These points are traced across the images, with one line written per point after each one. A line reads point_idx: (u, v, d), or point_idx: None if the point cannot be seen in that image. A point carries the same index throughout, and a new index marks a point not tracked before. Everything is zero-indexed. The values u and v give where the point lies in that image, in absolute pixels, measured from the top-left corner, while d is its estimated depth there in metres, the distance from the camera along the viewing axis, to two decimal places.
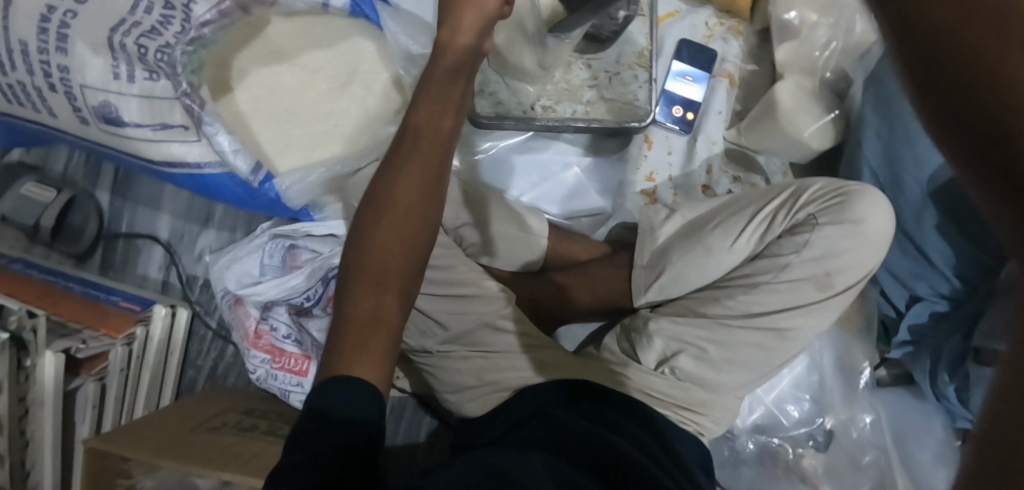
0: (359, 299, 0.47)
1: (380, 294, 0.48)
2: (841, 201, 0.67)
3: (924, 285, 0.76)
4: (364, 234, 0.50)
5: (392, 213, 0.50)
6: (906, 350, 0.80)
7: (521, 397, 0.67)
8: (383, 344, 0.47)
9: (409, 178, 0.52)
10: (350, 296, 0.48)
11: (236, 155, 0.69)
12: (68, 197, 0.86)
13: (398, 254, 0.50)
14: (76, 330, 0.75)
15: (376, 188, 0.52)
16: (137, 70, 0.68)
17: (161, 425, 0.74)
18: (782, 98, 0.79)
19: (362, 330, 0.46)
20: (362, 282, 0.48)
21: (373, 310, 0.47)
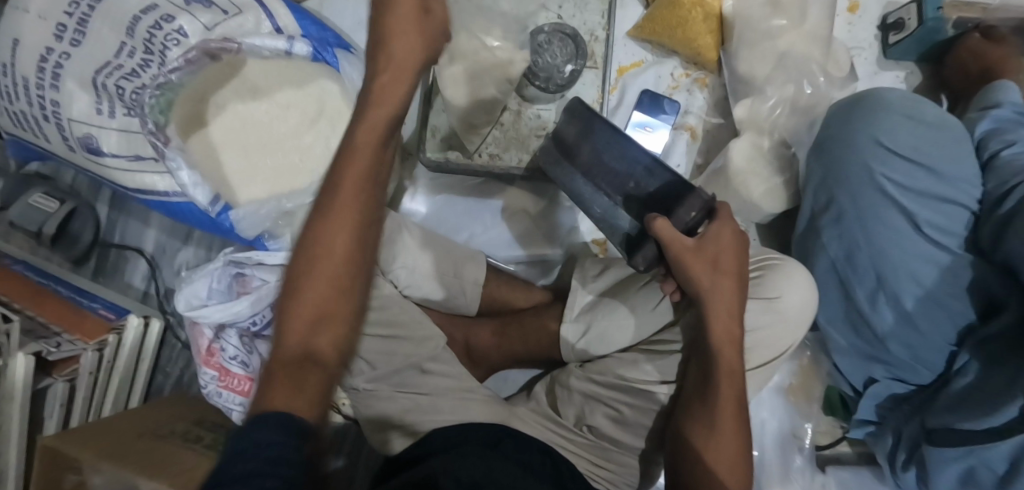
0: (295, 336, 0.47)
1: (311, 329, 0.47)
2: (758, 277, 0.63)
3: (882, 368, 0.70)
4: (300, 266, 0.49)
5: (332, 242, 0.48)
6: (868, 430, 0.73)
7: (427, 438, 0.67)
8: (315, 380, 0.46)
9: (348, 207, 0.48)
10: (286, 329, 0.47)
11: (196, 188, 0.76)
12: (69, 208, 0.94)
13: (339, 287, 0.48)
14: (54, 332, 0.82)
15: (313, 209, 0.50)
16: (117, 106, 0.76)
17: (115, 428, 0.81)
18: (734, 157, 0.77)
19: (298, 365, 0.46)
20: (299, 316, 0.47)
21: (306, 348, 0.47)
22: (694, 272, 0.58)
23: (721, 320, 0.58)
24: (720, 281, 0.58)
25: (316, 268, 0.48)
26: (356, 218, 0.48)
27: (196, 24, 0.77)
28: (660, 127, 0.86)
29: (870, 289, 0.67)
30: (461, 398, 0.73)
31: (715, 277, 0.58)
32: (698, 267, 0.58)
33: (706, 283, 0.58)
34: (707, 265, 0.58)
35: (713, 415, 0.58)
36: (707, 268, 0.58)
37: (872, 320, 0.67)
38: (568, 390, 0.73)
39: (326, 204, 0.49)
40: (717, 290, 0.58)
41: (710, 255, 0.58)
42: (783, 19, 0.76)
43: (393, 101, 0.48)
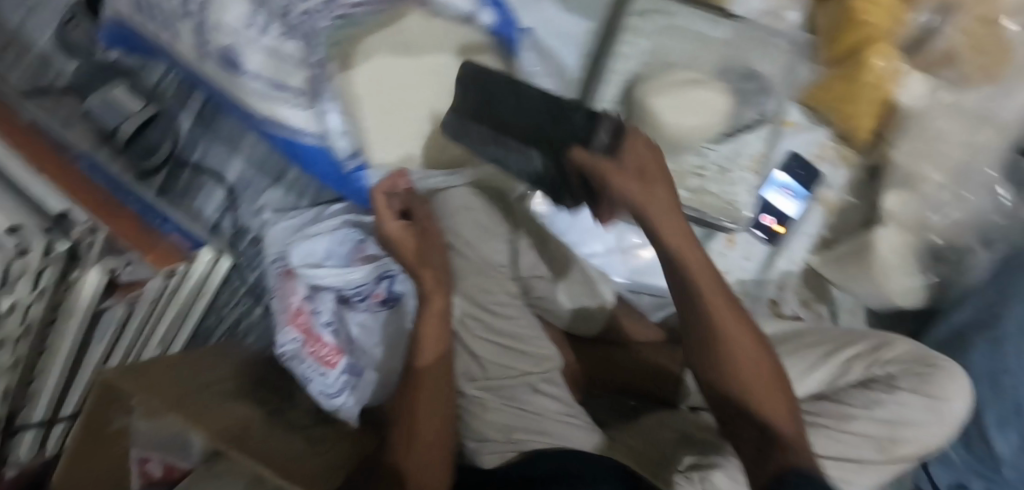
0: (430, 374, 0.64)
1: (435, 359, 0.65)
2: (926, 372, 0.62)
3: (980, 483, 0.72)
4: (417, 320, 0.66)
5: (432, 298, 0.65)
6: None
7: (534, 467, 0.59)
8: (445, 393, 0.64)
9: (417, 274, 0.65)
10: (418, 361, 0.65)
11: (340, 137, 0.71)
12: (152, 112, 0.86)
13: (442, 317, 0.66)
14: (123, 250, 0.73)
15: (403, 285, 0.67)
16: (274, 27, 0.67)
17: (170, 377, 0.70)
18: (880, 244, 0.77)
19: (432, 377, 0.64)
20: (428, 344, 0.65)
21: (433, 362, 0.65)
22: (627, 188, 0.43)
23: (689, 258, 0.47)
24: (659, 186, 0.45)
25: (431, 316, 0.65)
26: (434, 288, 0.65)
27: None
28: (800, 194, 0.84)
29: (1003, 412, 0.68)
30: (568, 420, 0.68)
31: (657, 204, 0.44)
32: (618, 177, 0.43)
33: (666, 222, 0.45)
34: (645, 185, 0.44)
35: (720, 377, 0.50)
36: (649, 183, 0.44)
37: (993, 440, 0.68)
38: (679, 431, 0.68)
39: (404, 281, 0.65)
40: (699, 262, 0.48)
41: (641, 174, 0.44)
42: (958, 124, 0.76)
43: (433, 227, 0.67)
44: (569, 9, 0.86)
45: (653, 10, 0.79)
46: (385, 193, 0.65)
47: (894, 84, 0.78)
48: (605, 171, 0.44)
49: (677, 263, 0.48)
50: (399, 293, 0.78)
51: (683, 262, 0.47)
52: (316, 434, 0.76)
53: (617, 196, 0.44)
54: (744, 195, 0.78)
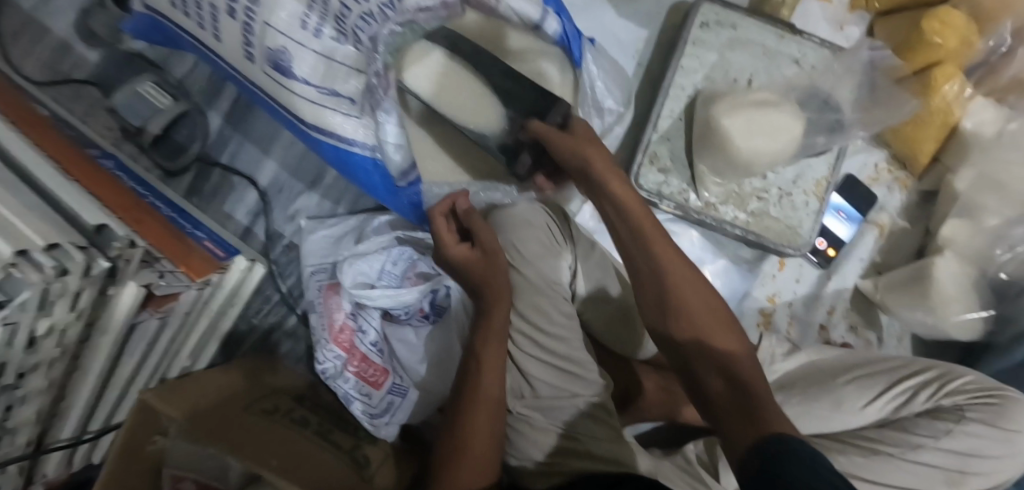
0: (482, 409, 0.60)
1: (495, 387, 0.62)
2: (992, 405, 0.61)
3: None
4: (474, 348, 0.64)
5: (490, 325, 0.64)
6: None
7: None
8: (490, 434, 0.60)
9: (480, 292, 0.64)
10: (474, 392, 0.61)
11: (394, 149, 0.68)
12: (181, 109, 0.80)
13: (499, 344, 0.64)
14: (157, 259, 0.68)
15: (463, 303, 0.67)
16: (327, 27, 0.62)
17: (206, 391, 0.69)
18: (940, 275, 0.75)
19: (491, 407, 0.61)
20: (488, 373, 0.62)
21: (493, 391, 0.62)
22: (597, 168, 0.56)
23: (675, 269, 0.50)
24: (614, 180, 0.55)
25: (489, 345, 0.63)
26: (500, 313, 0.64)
27: None
28: (855, 218, 0.82)
29: None
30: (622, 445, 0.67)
31: (632, 208, 0.54)
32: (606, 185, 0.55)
33: (652, 236, 0.52)
34: (613, 178, 0.55)
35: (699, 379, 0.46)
36: (622, 188, 0.55)
37: None
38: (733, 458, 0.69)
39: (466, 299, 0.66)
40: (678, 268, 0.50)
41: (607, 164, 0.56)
42: None
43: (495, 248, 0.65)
44: (624, 16, 0.83)
45: (717, 22, 0.76)
46: (445, 216, 0.67)
47: (961, 110, 0.76)
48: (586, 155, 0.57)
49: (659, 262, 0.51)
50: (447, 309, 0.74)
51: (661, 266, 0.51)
52: (361, 457, 0.72)
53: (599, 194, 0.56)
54: (808, 220, 0.74)
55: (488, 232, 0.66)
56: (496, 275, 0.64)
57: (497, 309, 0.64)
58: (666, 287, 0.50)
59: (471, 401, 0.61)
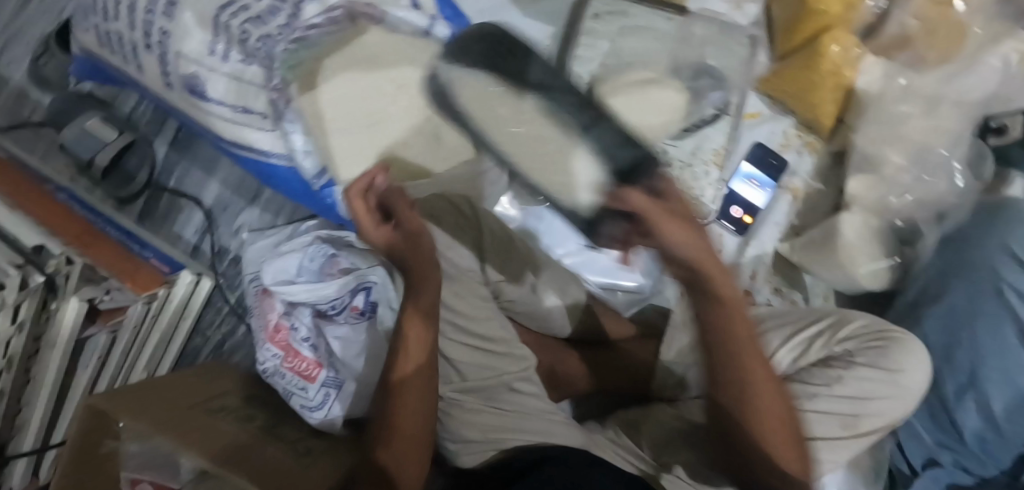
0: (411, 370, 0.62)
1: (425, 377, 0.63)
2: (882, 346, 0.63)
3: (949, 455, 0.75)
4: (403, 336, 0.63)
5: (423, 310, 0.62)
6: None
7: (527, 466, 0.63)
8: (420, 392, 0.63)
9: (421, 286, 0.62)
10: (404, 392, 0.62)
11: (305, 156, 0.72)
12: (128, 140, 0.86)
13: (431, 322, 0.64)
14: (103, 278, 0.74)
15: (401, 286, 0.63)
16: (233, 52, 0.68)
17: (159, 394, 0.73)
18: (846, 230, 0.80)
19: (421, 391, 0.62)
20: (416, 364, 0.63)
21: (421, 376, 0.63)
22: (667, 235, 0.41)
23: (719, 280, 0.46)
24: (678, 229, 0.41)
25: (417, 335, 0.63)
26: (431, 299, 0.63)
27: None
28: (767, 184, 0.86)
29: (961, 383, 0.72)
30: (546, 417, 0.70)
31: (696, 257, 0.43)
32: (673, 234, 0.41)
33: (695, 245, 0.43)
34: (682, 233, 0.41)
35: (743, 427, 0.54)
36: (683, 229, 0.42)
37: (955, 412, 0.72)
38: (660, 423, 0.70)
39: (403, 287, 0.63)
40: (706, 255, 0.44)
41: (673, 205, 0.42)
42: (911, 107, 0.78)
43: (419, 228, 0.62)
44: (530, 13, 0.87)
45: (607, 12, 0.81)
46: (361, 199, 0.59)
47: (852, 70, 0.79)
48: (659, 220, 0.41)
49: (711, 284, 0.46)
50: (376, 305, 0.78)
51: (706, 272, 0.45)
52: (304, 448, 0.76)
53: (664, 244, 0.42)
54: (711, 191, 0.79)
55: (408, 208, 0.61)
56: (421, 238, 0.61)
57: (432, 272, 0.62)
58: (713, 330, 0.50)
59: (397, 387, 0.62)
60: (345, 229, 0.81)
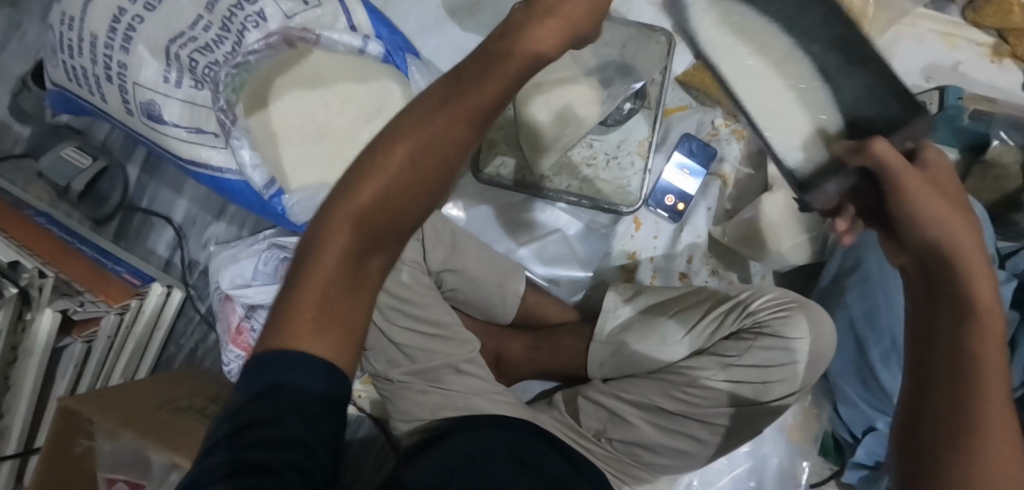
0: (331, 268, 0.37)
1: (355, 262, 0.38)
2: (784, 316, 0.70)
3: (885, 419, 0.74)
4: (356, 182, 0.38)
5: (423, 153, 0.38)
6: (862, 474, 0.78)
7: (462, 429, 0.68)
8: (365, 321, 0.40)
9: (438, 134, 0.38)
10: (320, 258, 0.38)
11: (254, 169, 0.75)
12: (101, 166, 0.94)
13: (410, 193, 0.39)
14: (78, 291, 0.81)
15: (394, 126, 0.40)
16: (185, 78, 0.75)
17: (129, 396, 0.79)
18: (767, 211, 0.83)
19: (331, 300, 0.37)
20: (345, 231, 0.38)
21: (372, 240, 0.39)
22: (906, 198, 0.45)
23: (978, 279, 0.41)
24: (943, 205, 0.44)
25: (390, 172, 0.38)
26: (441, 141, 0.38)
27: (277, 11, 0.76)
28: (699, 172, 0.91)
29: (885, 349, 0.73)
30: (494, 397, 0.75)
31: (960, 246, 0.42)
32: (928, 212, 0.44)
33: (952, 231, 0.43)
34: (918, 191, 0.44)
35: (956, 464, 0.36)
36: (934, 190, 0.45)
37: (881, 375, 0.73)
38: (592, 400, 0.75)
39: (401, 124, 0.39)
40: (972, 247, 0.42)
41: (928, 178, 0.45)
42: None
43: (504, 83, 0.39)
44: (468, 28, 0.95)
45: None
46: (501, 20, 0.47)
47: None
48: (887, 161, 0.45)
49: (966, 270, 0.41)
50: None
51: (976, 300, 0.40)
52: None
53: (896, 209, 0.46)
54: (636, 179, 0.86)
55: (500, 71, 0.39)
56: (426, 112, 0.39)
57: (407, 149, 0.38)
58: (964, 301, 0.40)
59: (319, 251, 0.38)
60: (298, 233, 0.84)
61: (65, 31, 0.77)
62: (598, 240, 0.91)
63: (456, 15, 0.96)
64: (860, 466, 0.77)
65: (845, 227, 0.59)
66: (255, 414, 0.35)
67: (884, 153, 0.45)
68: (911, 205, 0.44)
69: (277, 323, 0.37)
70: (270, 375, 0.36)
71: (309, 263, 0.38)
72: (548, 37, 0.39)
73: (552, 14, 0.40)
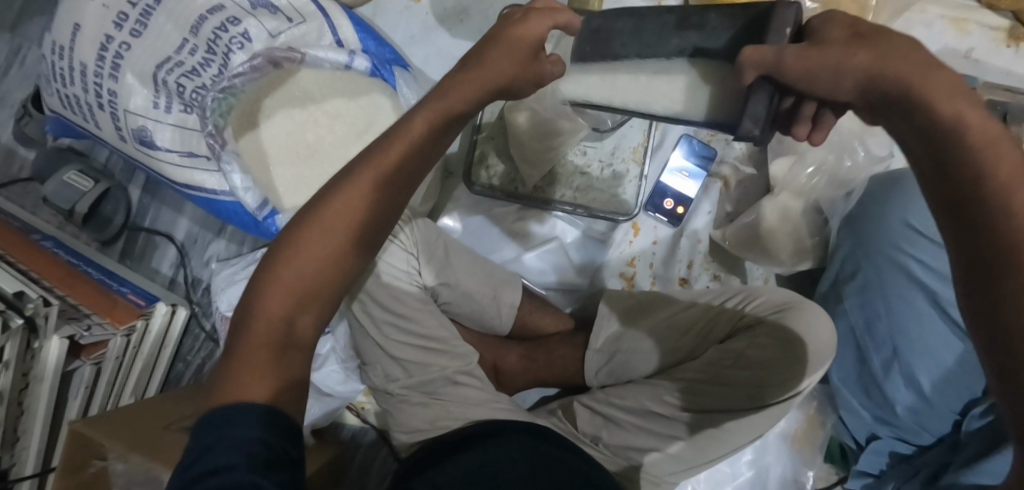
0: (267, 318, 0.47)
1: (291, 312, 0.47)
2: (779, 318, 0.69)
3: (888, 429, 0.74)
4: (289, 246, 0.48)
5: (342, 214, 0.48)
6: (865, 481, 0.77)
7: (468, 430, 0.69)
8: (298, 362, 0.48)
9: (348, 198, 0.48)
10: (264, 307, 0.47)
11: (246, 191, 0.76)
12: (104, 188, 0.95)
13: (346, 245, 0.49)
14: (84, 315, 0.82)
15: (320, 193, 0.50)
16: (174, 103, 0.76)
17: (139, 418, 0.81)
18: (767, 214, 0.81)
19: (277, 347, 0.46)
20: (279, 290, 0.47)
21: (306, 287, 0.48)
22: (811, 80, 0.40)
23: (926, 91, 0.37)
24: (859, 51, 0.38)
25: (312, 238, 0.48)
26: (364, 204, 0.48)
27: (261, 31, 0.77)
28: (697, 175, 0.89)
29: (885, 357, 0.72)
30: (491, 406, 0.75)
31: (872, 62, 0.38)
32: (818, 66, 0.39)
33: (871, 65, 0.38)
34: (820, 61, 0.39)
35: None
36: (840, 45, 0.39)
37: (883, 384, 0.72)
38: (587, 407, 0.75)
39: (324, 198, 0.49)
40: (906, 64, 0.37)
41: (824, 44, 0.40)
42: None
43: (411, 140, 0.48)
44: (458, 35, 0.94)
45: None
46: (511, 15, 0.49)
47: None
48: (778, 59, 0.40)
49: (923, 98, 0.37)
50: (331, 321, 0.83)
51: (956, 124, 0.37)
52: None
53: (803, 86, 0.40)
54: (631, 187, 0.86)
55: (497, 65, 0.47)
56: (338, 190, 0.48)
57: (324, 221, 0.48)
58: (942, 130, 0.37)
59: (256, 312, 0.47)
60: None
61: (56, 60, 0.77)
62: (596, 247, 0.91)
63: (444, 22, 0.95)
64: (863, 473, 0.77)
65: (808, 131, 0.51)
66: (211, 464, 0.37)
67: (756, 60, 0.40)
68: (815, 82, 0.40)
69: (226, 367, 0.46)
70: (220, 415, 0.41)
71: (250, 318, 0.47)
72: (491, 79, 0.47)
73: (477, 69, 0.48)
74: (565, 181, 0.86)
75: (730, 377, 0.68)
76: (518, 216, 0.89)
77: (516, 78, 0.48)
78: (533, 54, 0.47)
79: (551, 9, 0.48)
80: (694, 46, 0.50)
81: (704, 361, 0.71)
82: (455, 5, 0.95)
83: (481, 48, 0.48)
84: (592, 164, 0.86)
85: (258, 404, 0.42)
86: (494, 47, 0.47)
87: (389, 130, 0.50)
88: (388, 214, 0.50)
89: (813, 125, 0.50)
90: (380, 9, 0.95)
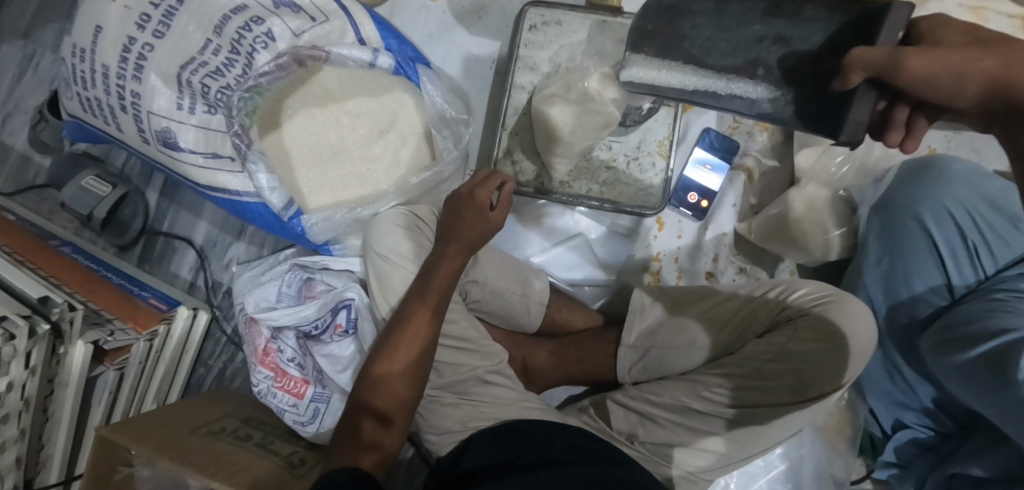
0: (366, 411, 0.67)
1: (385, 407, 0.67)
2: (818, 312, 0.68)
3: (911, 414, 0.77)
4: (382, 342, 0.70)
5: (410, 320, 0.70)
6: (892, 472, 0.79)
7: (510, 428, 0.68)
8: (387, 442, 0.66)
9: (421, 307, 0.71)
10: (365, 403, 0.67)
11: (272, 192, 0.78)
12: (122, 192, 0.94)
13: (416, 346, 0.69)
14: (107, 320, 0.79)
15: (406, 297, 0.73)
16: (198, 104, 0.76)
17: (166, 423, 0.79)
18: (795, 206, 0.80)
19: (369, 432, 0.65)
20: (377, 393, 0.67)
21: (385, 398, 0.67)
22: (931, 80, 0.40)
23: None
24: (986, 57, 0.39)
25: (394, 343, 0.69)
26: (427, 313, 0.70)
27: (285, 30, 0.78)
28: (721, 167, 0.89)
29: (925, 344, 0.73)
30: (523, 405, 0.74)
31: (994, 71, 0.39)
32: (936, 72, 0.40)
33: (987, 71, 0.39)
34: (940, 66, 0.40)
35: None
36: (963, 49, 0.40)
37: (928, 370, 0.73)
38: (623, 406, 0.74)
39: (403, 306, 0.72)
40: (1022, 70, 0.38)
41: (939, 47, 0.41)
42: None
43: (451, 266, 0.73)
44: (476, 32, 0.94)
45: (543, 22, 0.86)
46: (474, 187, 0.75)
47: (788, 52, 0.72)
48: (893, 60, 0.41)
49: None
50: (357, 320, 0.82)
51: None
52: (297, 459, 0.81)
53: (915, 88, 0.41)
54: (657, 180, 0.85)
55: (497, 218, 0.75)
56: (411, 301, 0.72)
57: (402, 324, 0.70)
58: None
59: (361, 400, 0.68)
60: (319, 253, 0.85)
61: (77, 63, 0.76)
62: (621, 244, 0.91)
63: (463, 20, 0.94)
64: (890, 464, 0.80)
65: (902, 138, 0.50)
66: None
67: (867, 61, 0.42)
68: (929, 91, 0.41)
69: (334, 449, 0.65)
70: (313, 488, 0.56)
71: (361, 407, 0.67)
72: (479, 230, 0.74)
73: (470, 228, 0.73)
74: (591, 177, 0.85)
75: (771, 371, 0.67)
76: (543, 215, 0.89)
77: (490, 225, 0.74)
78: (484, 210, 0.74)
79: (487, 180, 0.75)
80: (778, 31, 0.51)
81: (743, 356, 0.70)
82: (472, 3, 0.94)
83: (464, 209, 0.74)
84: (620, 159, 0.85)
85: (335, 474, 0.57)
86: (472, 208, 0.74)
87: (434, 255, 0.74)
88: (443, 314, 0.72)
89: (906, 133, 0.49)
90: (397, 8, 0.94)
